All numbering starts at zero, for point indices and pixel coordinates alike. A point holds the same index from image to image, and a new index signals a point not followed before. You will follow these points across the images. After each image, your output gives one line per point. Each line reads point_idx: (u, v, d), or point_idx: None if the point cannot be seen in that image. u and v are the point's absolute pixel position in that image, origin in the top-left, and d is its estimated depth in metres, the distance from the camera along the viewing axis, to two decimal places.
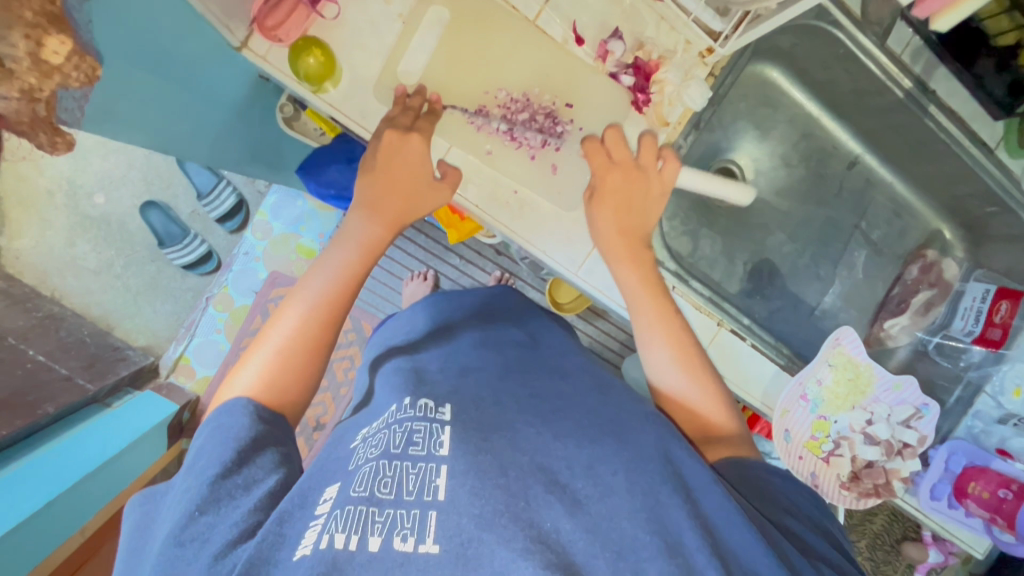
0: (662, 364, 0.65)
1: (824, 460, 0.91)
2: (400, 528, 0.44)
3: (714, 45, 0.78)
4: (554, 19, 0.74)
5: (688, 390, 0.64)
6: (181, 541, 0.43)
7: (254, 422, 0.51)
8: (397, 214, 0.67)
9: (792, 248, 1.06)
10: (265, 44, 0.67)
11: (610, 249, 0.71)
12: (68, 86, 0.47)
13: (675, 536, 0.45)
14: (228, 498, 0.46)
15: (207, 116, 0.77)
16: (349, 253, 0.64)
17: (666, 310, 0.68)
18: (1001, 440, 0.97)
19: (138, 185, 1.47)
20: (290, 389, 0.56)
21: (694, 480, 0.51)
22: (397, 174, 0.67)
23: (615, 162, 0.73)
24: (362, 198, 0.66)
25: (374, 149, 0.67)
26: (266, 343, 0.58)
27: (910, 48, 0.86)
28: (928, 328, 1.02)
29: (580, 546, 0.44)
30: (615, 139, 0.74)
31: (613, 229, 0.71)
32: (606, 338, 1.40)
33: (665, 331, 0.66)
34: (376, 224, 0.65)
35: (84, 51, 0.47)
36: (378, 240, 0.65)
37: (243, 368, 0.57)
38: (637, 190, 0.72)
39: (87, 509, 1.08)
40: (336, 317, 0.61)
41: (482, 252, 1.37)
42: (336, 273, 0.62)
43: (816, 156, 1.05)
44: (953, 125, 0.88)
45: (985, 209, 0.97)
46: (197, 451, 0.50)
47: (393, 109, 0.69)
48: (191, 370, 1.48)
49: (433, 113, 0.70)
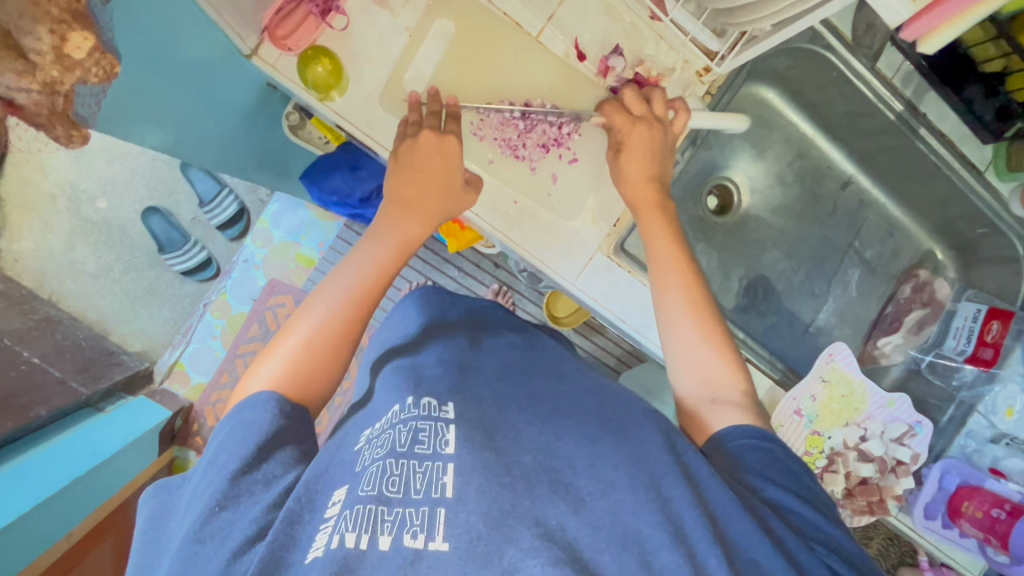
0: (672, 318, 0.67)
1: (818, 476, 0.91)
2: (410, 525, 0.44)
3: (711, 64, 0.80)
4: (556, 36, 0.76)
5: (695, 361, 0.65)
6: (201, 538, 0.44)
7: (277, 417, 0.52)
8: (430, 212, 0.68)
9: (787, 265, 1.08)
10: (275, 53, 0.69)
11: (633, 199, 0.73)
12: (87, 81, 0.47)
13: (679, 523, 0.46)
14: (248, 494, 0.47)
15: (215, 121, 0.78)
16: (383, 250, 0.65)
17: (689, 281, 0.68)
18: (994, 460, 0.98)
19: (140, 190, 1.49)
20: (315, 384, 0.57)
21: (696, 471, 0.51)
22: (429, 173, 0.67)
23: (636, 117, 0.73)
24: (394, 195, 0.67)
25: (406, 147, 0.68)
26: (291, 336, 0.59)
27: (901, 73, 0.88)
28: (921, 346, 1.03)
29: (587, 540, 0.45)
30: (634, 96, 0.74)
31: (640, 174, 0.72)
32: (602, 353, 1.41)
33: (679, 277, 0.68)
34: (413, 221, 0.67)
35: (104, 51, 0.50)
36: (413, 238, 0.66)
37: (268, 359, 0.58)
38: (658, 140, 0.73)
39: (74, 513, 1.07)
40: (364, 313, 0.61)
41: (481, 264, 1.38)
42: (365, 268, 0.63)
43: (810, 176, 1.07)
44: (943, 148, 0.91)
45: (976, 230, 0.99)
46: (218, 445, 0.51)
47: (410, 115, 0.70)
48: (185, 377, 1.48)
49: (455, 115, 0.71)
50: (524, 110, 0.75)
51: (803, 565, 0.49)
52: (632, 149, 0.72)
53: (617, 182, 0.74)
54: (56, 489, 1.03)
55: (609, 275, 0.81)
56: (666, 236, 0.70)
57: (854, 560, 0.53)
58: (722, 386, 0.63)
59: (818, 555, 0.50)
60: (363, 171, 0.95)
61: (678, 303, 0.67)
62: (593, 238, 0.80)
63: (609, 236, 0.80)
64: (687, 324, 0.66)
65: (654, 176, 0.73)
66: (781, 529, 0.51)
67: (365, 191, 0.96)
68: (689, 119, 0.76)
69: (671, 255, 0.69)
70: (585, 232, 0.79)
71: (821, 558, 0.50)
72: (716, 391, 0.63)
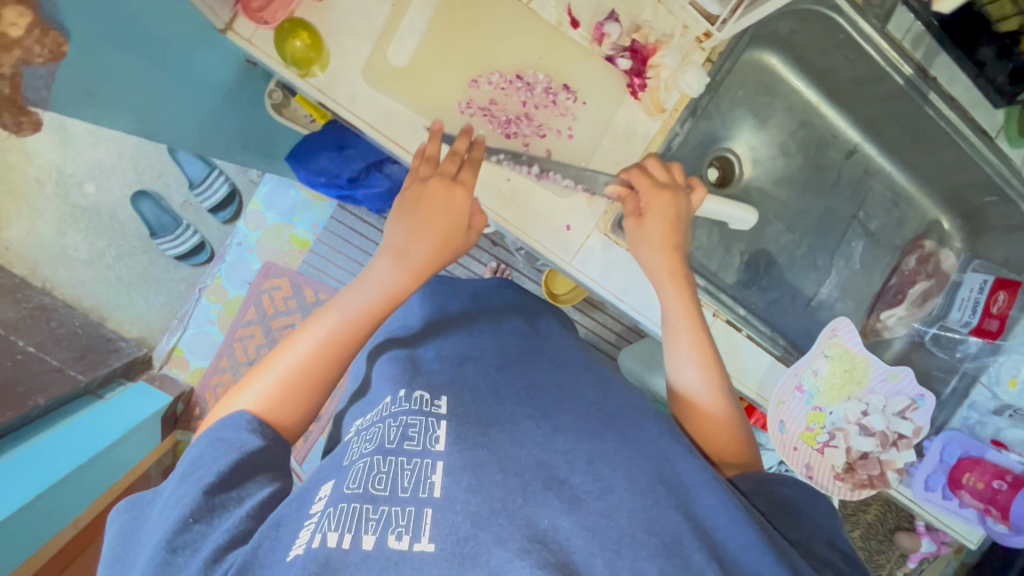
0: (693, 390, 0.65)
1: (818, 451, 0.91)
2: (395, 526, 0.43)
3: (712, 29, 0.77)
4: (548, 2, 0.73)
5: (722, 437, 0.63)
6: (173, 548, 0.43)
7: (261, 439, 0.51)
8: (425, 263, 0.64)
9: (790, 238, 1.05)
10: (251, 27, 0.65)
11: (653, 266, 0.71)
12: (31, 63, 0.47)
13: (675, 539, 0.45)
14: (222, 509, 0.46)
15: (192, 103, 0.75)
16: (373, 300, 0.60)
17: (710, 360, 0.67)
18: (995, 432, 0.96)
19: (129, 174, 1.46)
20: (290, 421, 0.55)
21: (688, 485, 0.49)
22: (432, 219, 0.65)
23: (661, 184, 0.73)
24: (393, 240, 0.64)
25: (416, 191, 0.66)
26: (274, 367, 0.56)
27: (911, 34, 0.85)
28: (924, 319, 1.01)
29: (579, 543, 0.43)
30: (657, 165, 0.74)
31: (664, 242, 0.71)
32: (603, 330, 1.39)
33: (699, 355, 0.67)
34: (403, 273, 0.62)
35: (47, 25, 0.47)
36: (403, 292, 0.62)
37: (247, 386, 0.56)
38: (678, 213, 0.72)
39: (81, 498, 1.07)
40: (347, 357, 0.59)
41: (478, 243, 1.36)
42: (353, 316, 0.59)
43: (815, 145, 1.04)
44: (952, 113, 0.88)
45: (984, 199, 0.96)
46: (194, 459, 0.49)
47: (428, 146, 0.68)
48: (185, 362, 1.46)
49: (475, 161, 0.68)
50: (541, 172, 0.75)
51: (804, 568, 0.48)
52: (654, 216, 0.71)
53: (636, 248, 0.73)
54: (57, 478, 1.02)
55: (606, 254, 0.79)
56: (686, 302, 0.70)
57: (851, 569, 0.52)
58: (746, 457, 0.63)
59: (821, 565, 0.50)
60: (350, 150, 0.92)
61: (696, 381, 0.65)
62: (587, 216, 0.77)
63: (607, 214, 0.78)
64: (706, 402, 0.65)
65: (677, 245, 0.72)
66: (794, 551, 0.48)
67: (353, 171, 0.94)
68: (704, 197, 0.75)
69: (687, 327, 0.68)
70: (581, 210, 0.77)
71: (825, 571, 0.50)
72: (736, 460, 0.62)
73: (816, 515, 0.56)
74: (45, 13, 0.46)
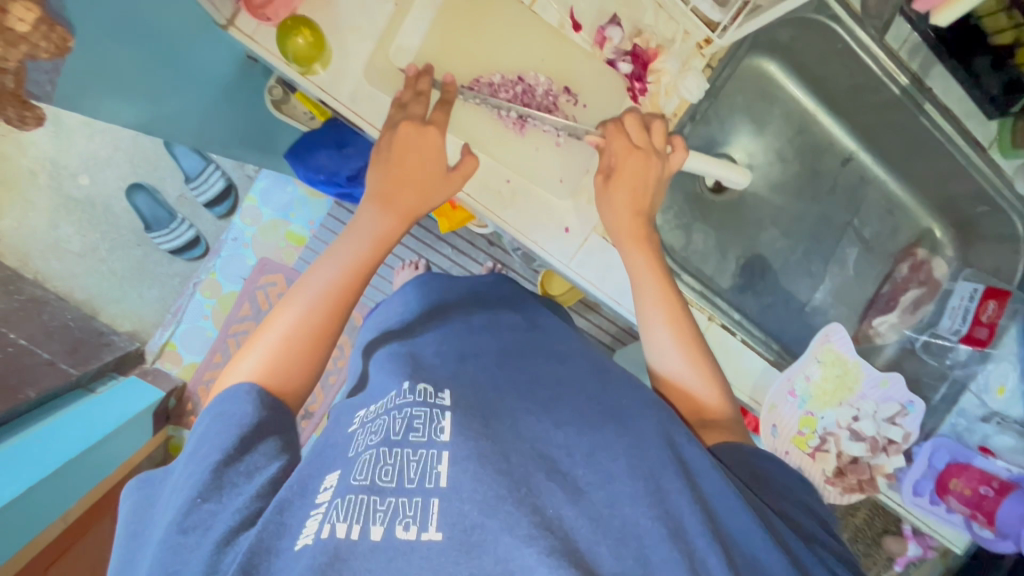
0: (663, 345, 0.66)
1: (810, 455, 0.92)
2: (403, 517, 0.43)
3: (712, 36, 0.78)
4: (551, 5, 0.73)
5: (694, 383, 0.64)
6: (184, 529, 0.43)
7: (259, 408, 0.51)
8: (411, 206, 0.66)
9: (784, 244, 1.06)
10: (253, 23, 0.65)
11: (617, 227, 0.71)
12: (37, 57, 0.48)
13: (678, 521, 0.45)
14: (230, 486, 0.46)
15: (193, 96, 0.75)
16: (361, 245, 0.63)
17: (679, 317, 0.67)
18: (983, 438, 0.97)
19: (123, 166, 1.45)
20: (295, 377, 0.56)
21: (695, 464, 0.50)
22: (409, 167, 0.65)
23: (636, 146, 0.71)
24: (375, 188, 0.66)
25: (388, 138, 0.66)
26: (272, 329, 0.57)
27: (908, 45, 0.86)
28: (916, 326, 1.03)
29: (584, 531, 0.44)
30: (635, 121, 0.73)
31: (629, 208, 0.70)
32: (598, 330, 1.40)
33: (665, 311, 0.67)
34: (390, 216, 0.65)
35: (52, 21, 0.47)
36: (392, 234, 0.65)
37: (247, 354, 0.57)
38: (654, 173, 0.71)
39: (69, 494, 1.06)
40: (343, 310, 0.60)
41: (475, 242, 1.36)
42: (346, 265, 0.62)
43: (811, 151, 1.05)
44: (947, 123, 0.89)
45: (976, 208, 0.98)
46: (199, 437, 0.49)
47: (403, 93, 0.68)
48: (177, 357, 1.46)
49: (447, 100, 0.68)
50: (521, 114, 0.74)
51: (799, 558, 0.48)
52: (621, 177, 0.70)
53: (603, 210, 0.72)
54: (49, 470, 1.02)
55: (604, 256, 0.79)
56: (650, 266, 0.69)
57: (848, 562, 0.53)
58: (711, 401, 0.64)
59: (821, 559, 0.50)
60: (350, 149, 0.92)
61: (666, 337, 0.66)
62: (586, 218, 0.78)
63: None
64: (674, 356, 0.65)
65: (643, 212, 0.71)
66: (791, 538, 0.50)
67: (353, 169, 0.93)
68: (684, 158, 0.73)
69: (655, 284, 0.68)
70: (580, 210, 0.78)
71: (826, 565, 0.50)
72: (703, 407, 0.63)
73: (815, 511, 0.57)
74: (52, 8, 0.47)
